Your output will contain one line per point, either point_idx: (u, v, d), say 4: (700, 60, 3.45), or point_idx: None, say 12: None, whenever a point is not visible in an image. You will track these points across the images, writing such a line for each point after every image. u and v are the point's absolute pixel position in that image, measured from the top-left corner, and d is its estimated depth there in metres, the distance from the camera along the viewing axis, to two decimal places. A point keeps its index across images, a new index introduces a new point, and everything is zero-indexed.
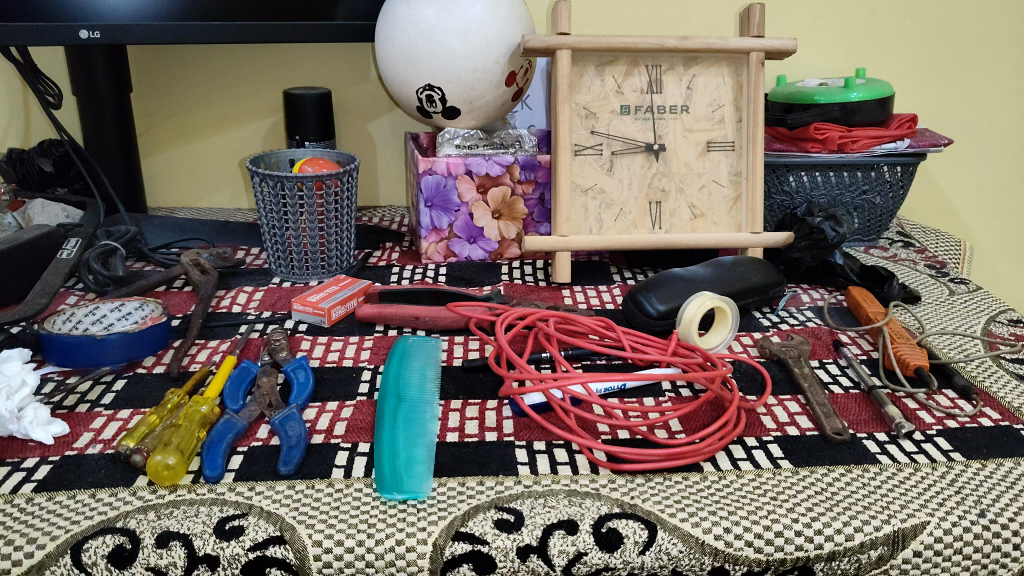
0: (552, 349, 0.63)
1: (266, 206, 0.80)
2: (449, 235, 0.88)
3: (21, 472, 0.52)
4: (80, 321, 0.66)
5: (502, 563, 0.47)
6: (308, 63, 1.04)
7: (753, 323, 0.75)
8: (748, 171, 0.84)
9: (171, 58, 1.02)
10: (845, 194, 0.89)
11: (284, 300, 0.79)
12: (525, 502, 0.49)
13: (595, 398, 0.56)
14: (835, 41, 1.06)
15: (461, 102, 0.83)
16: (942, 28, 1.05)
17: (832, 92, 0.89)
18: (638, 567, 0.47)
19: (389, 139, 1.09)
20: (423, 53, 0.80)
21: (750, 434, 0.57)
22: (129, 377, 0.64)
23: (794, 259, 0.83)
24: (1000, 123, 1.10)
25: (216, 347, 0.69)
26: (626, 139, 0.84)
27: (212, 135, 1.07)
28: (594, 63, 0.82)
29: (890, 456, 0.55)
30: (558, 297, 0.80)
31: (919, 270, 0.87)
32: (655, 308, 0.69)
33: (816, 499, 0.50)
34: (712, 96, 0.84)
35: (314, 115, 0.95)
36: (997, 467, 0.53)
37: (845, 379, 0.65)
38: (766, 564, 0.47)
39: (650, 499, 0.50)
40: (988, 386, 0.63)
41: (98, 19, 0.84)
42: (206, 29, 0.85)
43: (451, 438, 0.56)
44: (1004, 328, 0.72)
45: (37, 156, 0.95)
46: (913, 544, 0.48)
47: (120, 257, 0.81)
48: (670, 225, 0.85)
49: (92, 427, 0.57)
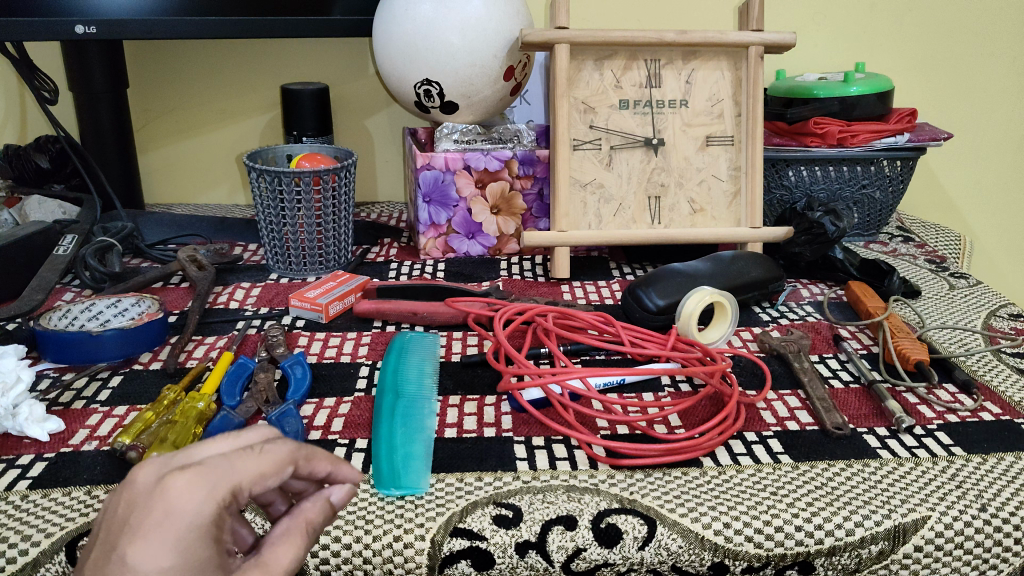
0: (551, 344, 0.63)
1: (263, 202, 0.80)
2: (447, 230, 0.88)
3: (16, 469, 0.52)
4: (76, 317, 0.66)
5: (500, 559, 0.47)
6: (305, 57, 1.04)
7: (753, 319, 0.75)
8: (747, 166, 0.84)
9: (167, 53, 1.02)
10: (845, 188, 0.88)
11: (281, 296, 0.78)
12: (523, 498, 0.49)
13: (594, 392, 0.55)
14: (833, 36, 1.05)
15: (459, 96, 0.83)
16: (941, 22, 1.05)
17: (832, 87, 0.88)
18: (638, 563, 0.47)
19: (387, 133, 1.08)
20: (421, 47, 0.80)
21: (750, 429, 0.57)
22: (125, 373, 0.63)
23: (794, 254, 0.83)
24: (1000, 117, 1.10)
25: (213, 343, 0.68)
26: (625, 134, 0.83)
27: (210, 131, 1.06)
28: (593, 57, 0.82)
29: (891, 450, 0.54)
30: (556, 293, 0.80)
31: (919, 265, 0.86)
32: (654, 303, 0.69)
33: (817, 494, 0.50)
34: (711, 90, 0.84)
35: (312, 111, 0.94)
36: (998, 461, 0.53)
37: (845, 373, 0.64)
38: (767, 559, 0.47)
39: (649, 494, 0.50)
40: (988, 380, 0.63)
41: (93, 14, 0.83)
42: (203, 24, 0.85)
43: (449, 434, 0.56)
44: (1004, 323, 0.72)
45: (33, 152, 0.95)
46: (914, 539, 0.47)
47: (117, 253, 0.79)
48: (670, 220, 0.84)
49: (88, 424, 0.57)
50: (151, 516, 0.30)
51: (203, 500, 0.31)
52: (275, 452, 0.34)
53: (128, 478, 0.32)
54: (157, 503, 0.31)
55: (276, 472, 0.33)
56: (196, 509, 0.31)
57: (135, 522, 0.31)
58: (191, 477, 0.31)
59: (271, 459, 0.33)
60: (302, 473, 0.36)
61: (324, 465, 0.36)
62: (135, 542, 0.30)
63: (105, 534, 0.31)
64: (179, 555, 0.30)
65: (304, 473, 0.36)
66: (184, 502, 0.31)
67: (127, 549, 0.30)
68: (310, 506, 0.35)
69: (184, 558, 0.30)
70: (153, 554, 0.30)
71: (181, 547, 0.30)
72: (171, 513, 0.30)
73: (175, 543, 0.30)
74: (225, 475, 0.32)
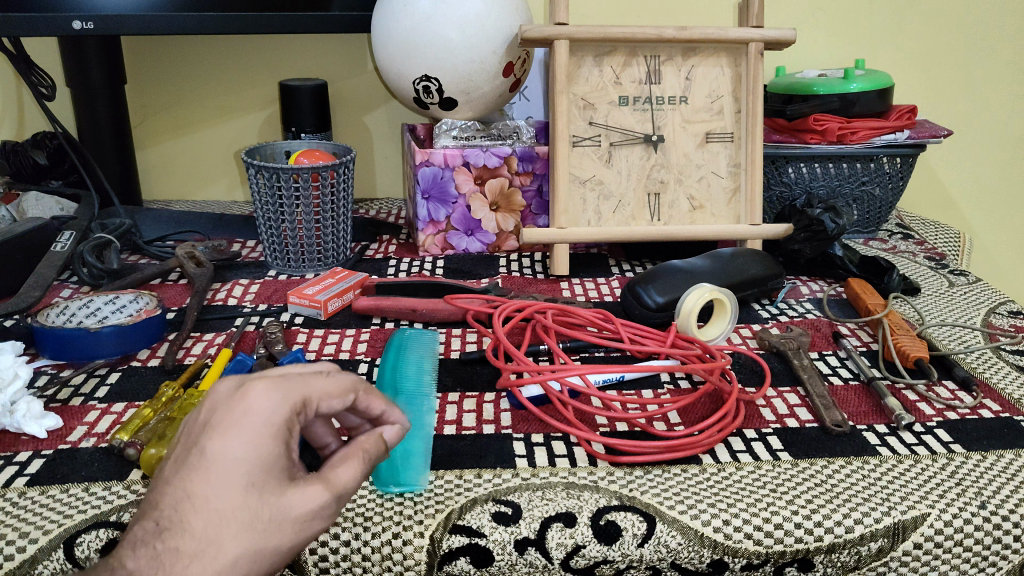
0: (550, 341, 0.62)
1: (261, 198, 0.80)
2: (446, 227, 0.87)
3: (14, 465, 0.52)
4: (73, 314, 0.66)
5: (500, 556, 0.46)
6: (304, 53, 1.03)
7: (752, 316, 0.75)
8: (747, 163, 0.83)
9: (165, 48, 1.02)
10: (845, 185, 0.88)
11: (280, 293, 0.78)
12: (523, 495, 0.49)
13: (593, 390, 0.55)
14: (833, 33, 1.05)
15: (458, 92, 0.82)
16: (941, 19, 1.05)
17: (832, 84, 0.88)
18: (637, 560, 0.47)
19: (386, 129, 1.08)
20: (419, 44, 0.79)
21: (749, 426, 0.57)
22: (123, 370, 0.63)
23: (794, 251, 0.82)
24: (1000, 114, 1.09)
25: (211, 340, 0.68)
26: (625, 131, 0.83)
27: (208, 128, 1.06)
28: (592, 54, 0.82)
29: (891, 448, 0.54)
30: (556, 290, 0.80)
31: (918, 262, 0.86)
32: (653, 299, 0.69)
33: (817, 491, 0.50)
34: (711, 87, 0.84)
35: (311, 107, 0.94)
36: (997, 458, 0.53)
37: (844, 370, 0.64)
38: (766, 557, 0.47)
39: (648, 491, 0.49)
40: (987, 377, 0.62)
41: (90, 10, 0.83)
42: (201, 19, 0.84)
43: (448, 431, 0.56)
44: (1004, 320, 0.72)
45: (31, 149, 0.95)
46: (913, 536, 0.47)
47: (116, 250, 0.80)
48: (669, 217, 0.84)
49: (86, 421, 0.56)
50: (233, 413, 0.35)
51: (278, 403, 0.36)
52: (341, 378, 0.39)
53: (208, 393, 0.37)
54: (238, 403, 0.36)
55: (338, 393, 0.39)
56: (272, 408, 0.35)
57: (218, 419, 0.35)
58: (269, 383, 0.36)
59: (337, 383, 0.39)
60: (359, 408, 0.40)
61: (378, 404, 0.41)
62: (219, 433, 0.35)
63: (188, 435, 0.36)
64: (256, 446, 0.35)
65: (361, 408, 0.40)
66: (262, 403, 0.36)
67: (211, 440, 0.35)
68: (365, 439, 0.39)
69: (260, 450, 0.35)
70: (233, 443, 0.34)
71: (257, 440, 0.35)
72: (250, 411, 0.35)
73: (253, 436, 0.35)
74: (298, 385, 0.37)
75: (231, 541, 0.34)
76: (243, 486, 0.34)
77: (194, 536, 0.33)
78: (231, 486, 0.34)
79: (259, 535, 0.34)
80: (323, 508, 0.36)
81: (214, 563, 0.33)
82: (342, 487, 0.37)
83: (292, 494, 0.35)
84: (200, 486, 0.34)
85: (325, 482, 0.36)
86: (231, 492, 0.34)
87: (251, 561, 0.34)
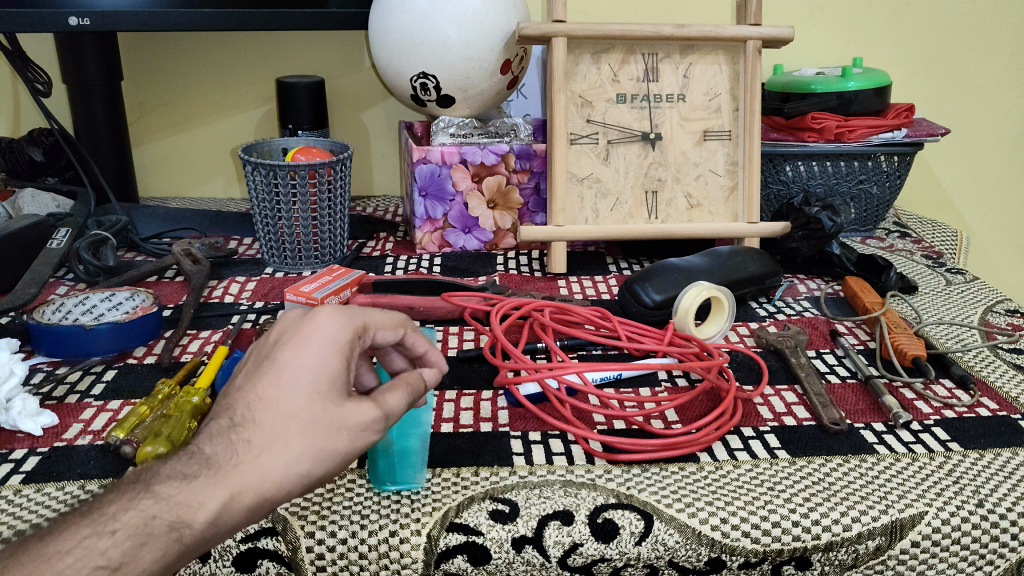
0: (547, 339, 0.62)
1: (258, 196, 0.79)
2: (443, 225, 0.87)
3: (9, 463, 0.51)
4: (70, 310, 0.65)
5: (497, 554, 0.46)
6: (301, 50, 1.03)
7: (749, 314, 0.74)
8: (745, 161, 0.83)
9: (161, 45, 1.01)
10: (842, 183, 0.88)
11: (277, 290, 0.78)
12: (520, 493, 0.49)
13: (591, 387, 0.55)
14: (830, 31, 1.05)
15: (456, 90, 0.82)
16: (939, 17, 1.05)
17: (830, 82, 0.88)
18: (634, 558, 0.47)
19: (383, 126, 1.08)
20: (416, 40, 0.79)
21: (747, 424, 0.57)
22: (119, 367, 0.63)
23: (791, 249, 0.82)
24: (998, 113, 1.09)
25: (208, 338, 0.68)
26: (622, 129, 0.83)
27: (204, 124, 1.06)
28: (590, 51, 0.81)
29: (888, 445, 0.54)
30: (553, 287, 0.79)
31: (915, 260, 0.86)
32: (651, 298, 0.69)
33: (814, 489, 0.50)
34: (709, 85, 0.83)
35: (308, 105, 0.94)
36: (995, 458, 0.53)
37: (842, 369, 0.64)
38: (764, 555, 0.47)
39: (646, 489, 0.49)
40: (985, 375, 0.62)
41: (86, 6, 0.82)
42: (197, 16, 0.84)
43: (445, 429, 0.56)
44: (1001, 318, 0.72)
45: (27, 145, 0.94)
46: (911, 534, 0.47)
47: (111, 246, 0.80)
48: (666, 215, 0.84)
49: (81, 418, 0.56)
50: (304, 329, 0.41)
51: (343, 323, 0.41)
52: (394, 315, 0.45)
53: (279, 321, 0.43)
54: (307, 324, 0.41)
55: (389, 326, 0.44)
56: (338, 327, 0.41)
57: (291, 335, 0.41)
58: (333, 310, 0.42)
59: (389, 318, 0.45)
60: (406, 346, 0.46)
61: (423, 344, 0.46)
62: (290, 347, 0.40)
63: (263, 350, 0.41)
64: (321, 357, 0.40)
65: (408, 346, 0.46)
66: (329, 322, 0.41)
67: (283, 352, 0.40)
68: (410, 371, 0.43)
69: (325, 360, 0.40)
70: (302, 354, 0.40)
71: (325, 351, 0.40)
72: (318, 328, 0.41)
73: (320, 348, 0.40)
74: (358, 313, 0.43)
75: (295, 438, 0.38)
76: (309, 389, 0.39)
77: (264, 432, 0.38)
78: (299, 389, 0.39)
79: (320, 437, 0.38)
80: (375, 422, 0.39)
81: (283, 455, 0.37)
82: (393, 408, 0.40)
83: (351, 404, 0.39)
84: (273, 388, 0.39)
85: (377, 401, 0.40)
86: (299, 394, 0.38)
87: (312, 460, 0.38)
